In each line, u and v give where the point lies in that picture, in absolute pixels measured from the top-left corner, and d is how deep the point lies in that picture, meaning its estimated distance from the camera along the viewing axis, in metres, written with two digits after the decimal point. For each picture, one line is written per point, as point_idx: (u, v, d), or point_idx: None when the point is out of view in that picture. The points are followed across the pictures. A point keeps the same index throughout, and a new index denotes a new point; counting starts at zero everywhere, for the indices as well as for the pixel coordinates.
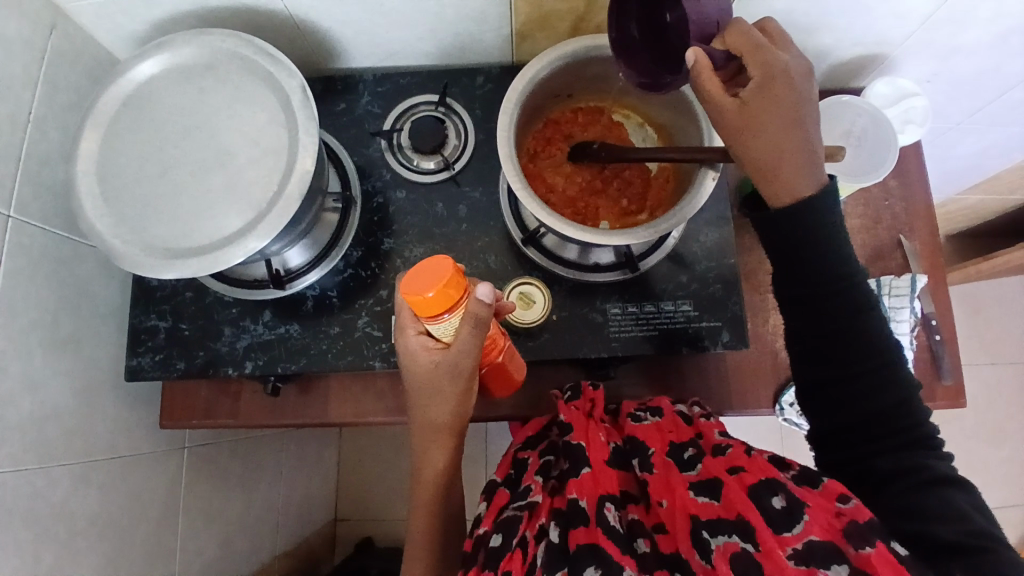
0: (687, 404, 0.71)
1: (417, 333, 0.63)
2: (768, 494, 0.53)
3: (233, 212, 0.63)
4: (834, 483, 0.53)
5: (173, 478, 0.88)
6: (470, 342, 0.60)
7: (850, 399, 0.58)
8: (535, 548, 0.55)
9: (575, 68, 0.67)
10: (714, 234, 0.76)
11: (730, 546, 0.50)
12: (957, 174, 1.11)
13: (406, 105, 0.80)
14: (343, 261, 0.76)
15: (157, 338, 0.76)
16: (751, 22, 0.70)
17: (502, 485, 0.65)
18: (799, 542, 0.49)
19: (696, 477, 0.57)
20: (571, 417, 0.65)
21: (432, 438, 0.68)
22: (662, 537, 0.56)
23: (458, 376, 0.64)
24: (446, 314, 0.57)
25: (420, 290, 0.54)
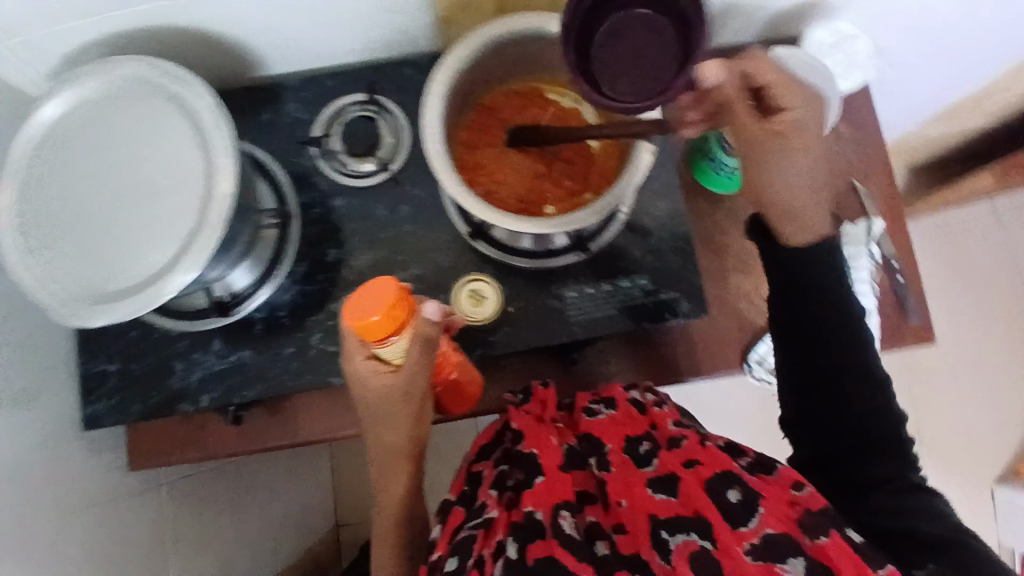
0: (640, 389, 0.71)
1: (364, 358, 0.60)
2: (726, 487, 0.54)
3: (160, 246, 0.60)
4: (789, 470, 0.55)
5: (156, 515, 0.87)
6: (418, 359, 0.60)
7: (838, 405, 0.58)
8: (492, 569, 0.53)
9: (499, 50, 0.64)
10: (664, 204, 0.75)
11: (689, 544, 0.52)
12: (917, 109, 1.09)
13: (333, 107, 0.76)
14: (289, 279, 0.74)
15: (109, 382, 0.74)
16: None
17: (457, 503, 0.62)
18: (756, 537, 0.51)
19: (654, 473, 0.58)
20: (521, 425, 0.64)
21: (392, 455, 0.68)
22: (623, 539, 0.55)
23: (410, 394, 0.64)
24: (393, 337, 0.56)
25: (364, 316, 0.53)
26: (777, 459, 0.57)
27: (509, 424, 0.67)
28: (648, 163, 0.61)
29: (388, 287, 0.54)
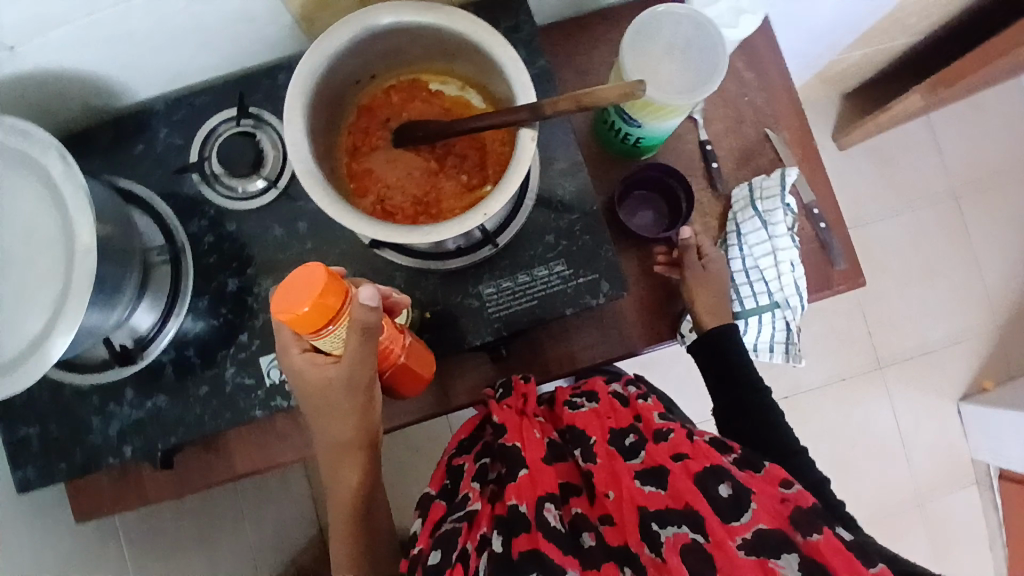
0: (624, 386, 0.80)
1: (300, 352, 0.57)
2: (714, 482, 0.63)
3: (27, 312, 0.56)
4: (775, 469, 0.66)
5: (115, 563, 0.86)
6: (362, 350, 0.54)
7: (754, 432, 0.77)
8: (480, 558, 0.61)
9: (360, 48, 0.60)
10: (571, 184, 0.72)
11: (680, 537, 0.60)
12: (832, 35, 1.06)
13: (208, 128, 0.72)
14: (192, 315, 0.71)
15: (27, 447, 0.71)
16: None
17: (435, 498, 0.71)
18: (746, 532, 0.59)
19: (641, 465, 0.66)
20: (504, 418, 0.69)
21: (339, 455, 0.66)
22: (609, 529, 0.64)
23: (354, 391, 0.59)
24: (326, 327, 0.50)
25: (287, 307, 0.47)
26: (764, 460, 0.67)
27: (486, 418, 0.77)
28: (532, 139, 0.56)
29: (316, 273, 0.48)
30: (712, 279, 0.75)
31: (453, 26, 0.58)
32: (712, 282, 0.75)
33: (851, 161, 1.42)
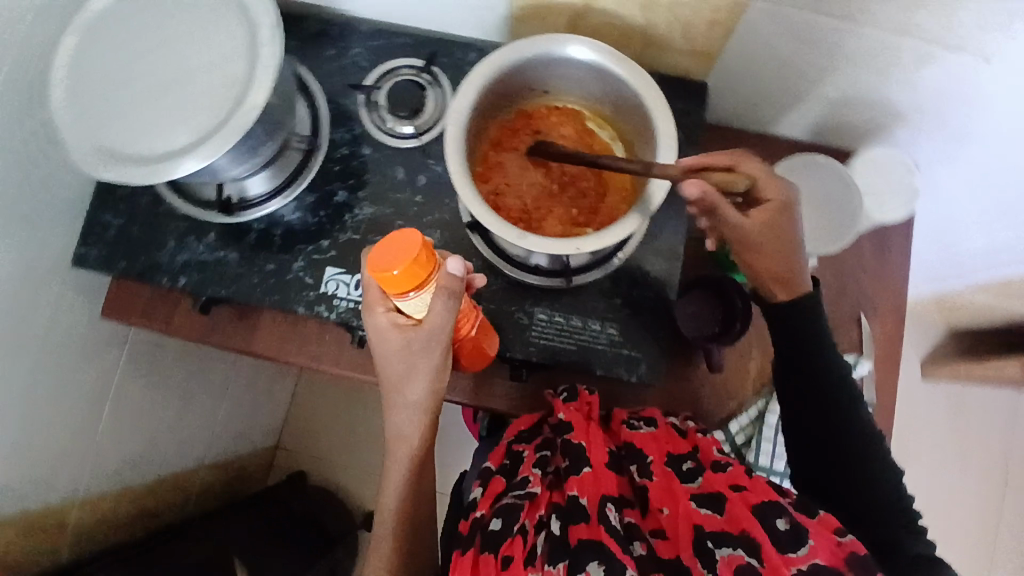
0: (681, 419, 0.72)
1: (384, 312, 0.60)
2: (772, 516, 0.53)
3: (179, 130, 0.64)
4: (830, 514, 0.55)
5: (109, 368, 0.93)
6: (445, 316, 0.58)
7: (839, 473, 0.64)
8: (536, 537, 0.56)
9: (549, 65, 0.66)
10: (661, 266, 0.75)
11: (733, 560, 0.52)
12: (963, 269, 1.05)
13: (390, 66, 0.80)
14: (296, 203, 0.78)
15: (107, 233, 0.79)
16: (758, 41, 0.69)
17: (497, 474, 0.67)
18: (804, 564, 0.50)
19: (698, 488, 0.58)
20: (570, 419, 0.67)
21: (409, 412, 0.66)
22: (660, 543, 0.56)
23: (434, 354, 0.61)
24: (416, 288, 0.54)
25: (386, 266, 0.52)
26: (816, 505, 0.56)
27: (549, 416, 0.72)
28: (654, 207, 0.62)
29: (410, 240, 0.52)
30: (761, 236, 0.61)
31: (636, 88, 0.63)
32: (755, 254, 0.63)
33: (922, 394, 1.39)
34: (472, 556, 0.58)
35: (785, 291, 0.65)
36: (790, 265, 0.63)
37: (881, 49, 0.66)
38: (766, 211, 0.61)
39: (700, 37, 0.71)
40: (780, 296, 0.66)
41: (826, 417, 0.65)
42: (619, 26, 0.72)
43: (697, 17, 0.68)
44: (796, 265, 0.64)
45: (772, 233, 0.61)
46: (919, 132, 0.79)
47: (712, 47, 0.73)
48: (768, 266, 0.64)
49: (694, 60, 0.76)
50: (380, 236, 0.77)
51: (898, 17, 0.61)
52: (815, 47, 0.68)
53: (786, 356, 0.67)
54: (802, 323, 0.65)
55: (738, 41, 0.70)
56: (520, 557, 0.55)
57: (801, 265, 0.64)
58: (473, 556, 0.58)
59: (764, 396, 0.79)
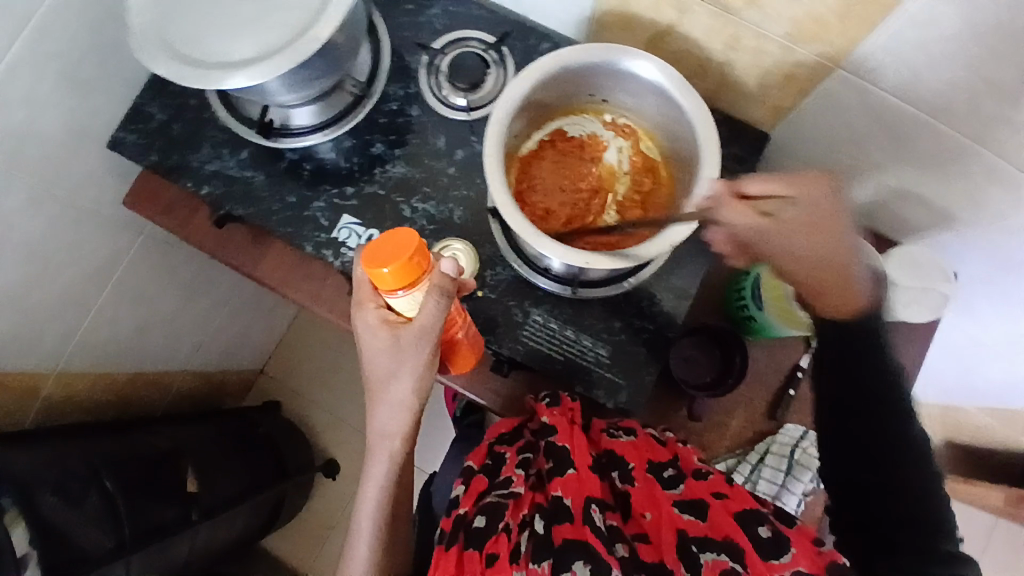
0: (658, 429, 0.73)
1: (375, 308, 0.60)
2: (753, 523, 0.56)
3: (236, 41, 0.63)
4: (808, 528, 0.57)
5: (118, 252, 0.94)
6: (435, 316, 0.58)
7: (877, 493, 0.57)
8: (520, 535, 0.58)
9: (613, 76, 0.65)
10: (669, 304, 0.74)
11: (717, 564, 0.53)
12: (975, 389, 1.02)
13: (460, 36, 0.79)
14: (334, 144, 0.78)
15: (150, 123, 0.80)
16: (832, 108, 0.67)
17: (479, 472, 0.68)
18: (787, 570, 0.53)
19: (680, 495, 0.60)
20: (554, 421, 0.67)
21: (394, 409, 0.64)
22: (644, 547, 0.58)
23: (423, 354, 0.61)
24: (409, 287, 0.55)
25: (379, 263, 0.53)
26: (794, 517, 0.59)
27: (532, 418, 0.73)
28: (676, 241, 0.60)
29: (404, 237, 0.53)
30: (794, 245, 0.55)
31: (692, 122, 0.62)
32: (798, 266, 0.56)
33: None
34: (457, 552, 0.58)
35: (838, 308, 0.57)
36: (841, 282, 0.56)
37: (952, 150, 0.64)
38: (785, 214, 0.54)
39: (773, 89, 0.69)
40: (836, 313, 0.57)
41: (868, 403, 0.57)
42: (696, 56, 0.71)
43: (775, 67, 0.66)
44: (849, 288, 0.56)
45: (810, 245, 0.55)
46: (966, 243, 0.76)
47: (782, 102, 0.71)
48: (814, 277, 0.56)
49: (761, 110, 0.74)
50: (404, 197, 0.77)
51: (979, 122, 0.59)
52: (886, 130, 0.66)
53: (835, 394, 0.59)
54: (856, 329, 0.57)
55: (809, 103, 0.68)
56: (505, 553, 0.56)
57: (858, 276, 0.56)
58: (459, 552, 0.58)
59: (736, 454, 0.79)
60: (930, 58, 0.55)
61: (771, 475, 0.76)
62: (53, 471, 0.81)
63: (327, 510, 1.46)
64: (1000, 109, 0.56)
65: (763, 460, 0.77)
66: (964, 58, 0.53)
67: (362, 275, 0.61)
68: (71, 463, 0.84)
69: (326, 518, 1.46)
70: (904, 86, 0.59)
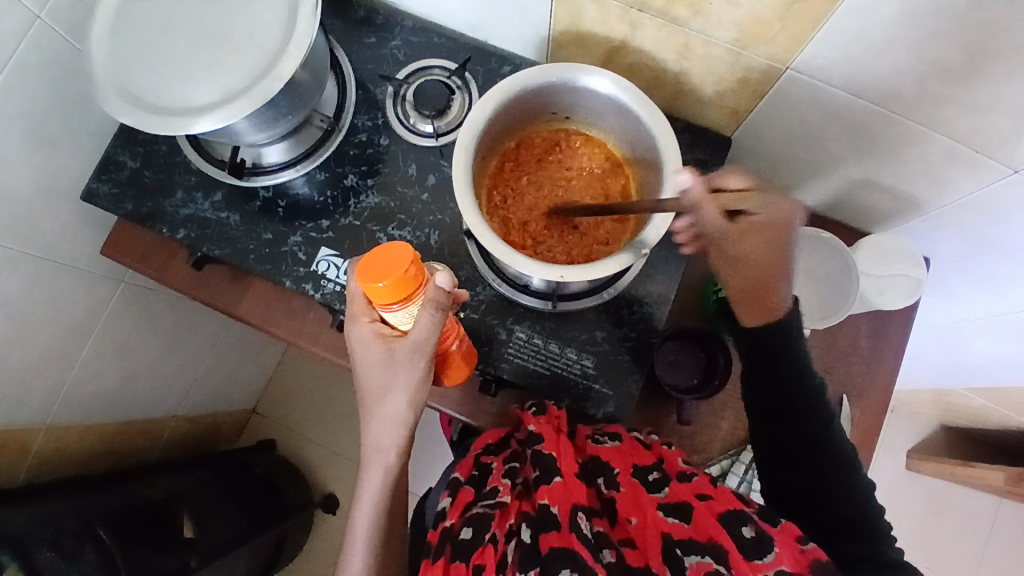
0: (643, 432, 0.74)
1: (370, 321, 0.61)
2: (737, 524, 0.57)
3: (202, 87, 0.64)
4: (792, 525, 0.59)
5: (99, 302, 0.94)
6: (429, 331, 0.59)
7: (810, 497, 0.63)
8: (506, 545, 0.57)
9: (575, 94, 0.67)
10: (650, 310, 0.75)
11: (702, 566, 0.54)
12: (963, 368, 1.04)
13: (423, 64, 0.81)
14: (306, 178, 0.79)
15: (121, 173, 0.80)
16: (787, 107, 0.69)
17: (465, 485, 0.68)
18: (770, 570, 0.54)
19: (665, 498, 0.61)
20: (540, 429, 0.67)
21: (386, 424, 0.64)
22: (630, 552, 0.57)
23: (417, 368, 0.61)
24: (403, 300, 0.55)
25: (374, 278, 0.52)
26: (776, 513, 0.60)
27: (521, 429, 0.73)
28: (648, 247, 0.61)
29: (400, 249, 0.53)
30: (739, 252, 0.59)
31: (654, 133, 0.63)
32: (736, 268, 0.61)
33: (902, 486, 1.37)
34: (444, 563, 0.59)
35: (759, 315, 0.63)
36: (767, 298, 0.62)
37: (909, 140, 0.66)
38: (753, 225, 0.58)
39: (730, 95, 0.71)
40: (754, 322, 0.63)
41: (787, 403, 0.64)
42: (653, 67, 0.72)
43: (729, 74, 0.68)
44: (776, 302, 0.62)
45: (760, 258, 0.59)
46: (934, 227, 0.78)
47: (739, 107, 0.72)
48: (745, 285, 0.62)
49: (721, 116, 0.76)
50: (379, 226, 0.77)
51: (930, 111, 0.61)
52: (842, 125, 0.68)
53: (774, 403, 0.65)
54: (776, 343, 0.62)
55: (765, 106, 0.70)
56: (492, 565, 0.56)
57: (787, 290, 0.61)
58: (445, 565, 0.59)
59: (729, 455, 0.79)
60: (876, 52, 0.56)
61: None
62: (47, 529, 0.79)
63: (332, 545, 1.44)
64: (948, 95, 0.58)
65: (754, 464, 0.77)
66: (908, 52, 0.55)
67: (356, 290, 0.62)
68: (65, 519, 0.82)
69: (331, 555, 1.43)
70: (854, 82, 0.61)
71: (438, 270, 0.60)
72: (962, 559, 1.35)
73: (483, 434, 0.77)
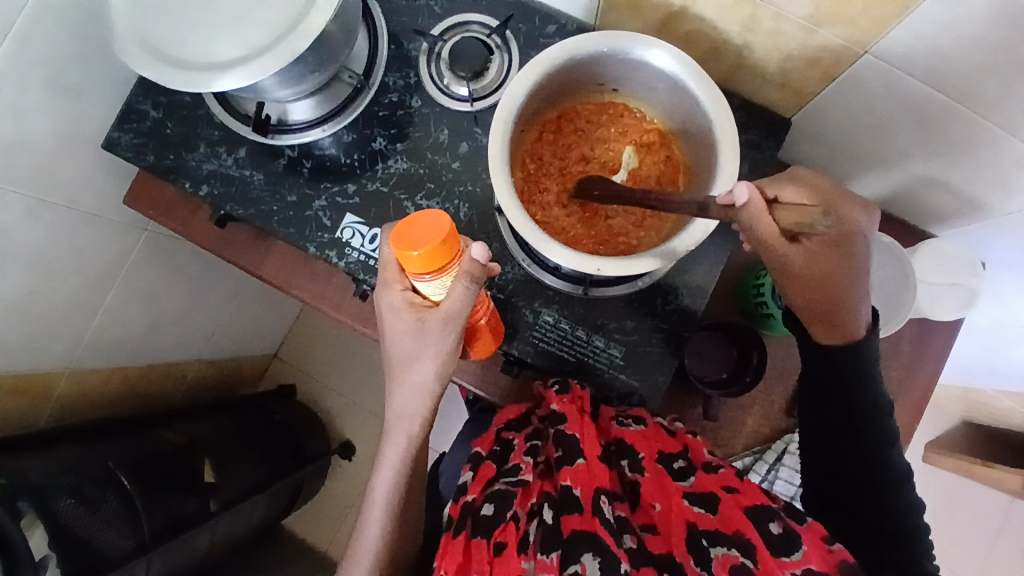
0: (668, 418, 0.72)
1: (402, 289, 0.59)
2: (764, 519, 0.55)
3: (226, 41, 0.60)
4: (818, 524, 0.57)
5: (122, 251, 0.93)
6: (462, 302, 0.57)
7: (852, 494, 0.62)
8: (528, 524, 0.57)
9: (627, 66, 0.61)
10: (684, 301, 0.72)
11: (728, 559, 0.53)
12: (997, 375, 0.99)
13: (461, 19, 0.75)
14: (333, 138, 0.75)
15: (144, 122, 0.77)
16: (858, 94, 0.62)
17: (486, 459, 0.67)
18: (798, 568, 0.53)
19: (690, 488, 0.60)
20: (564, 409, 0.66)
21: (412, 391, 0.63)
22: (652, 538, 0.57)
23: (449, 339, 0.59)
24: (436, 271, 0.53)
25: (408, 246, 0.51)
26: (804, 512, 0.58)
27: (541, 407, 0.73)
28: (704, 234, 0.57)
29: (439, 219, 0.51)
30: (810, 268, 0.55)
31: (711, 117, 0.58)
32: (803, 287, 0.56)
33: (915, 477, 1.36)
34: (464, 539, 0.57)
35: (832, 334, 0.60)
36: (838, 312, 0.58)
37: (988, 141, 0.59)
38: (815, 244, 0.54)
39: (795, 74, 0.65)
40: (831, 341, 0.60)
41: (841, 402, 0.62)
42: (713, 38, 0.66)
43: (798, 52, 0.61)
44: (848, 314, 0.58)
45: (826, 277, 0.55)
46: (995, 232, 0.72)
47: (805, 87, 0.66)
48: (811, 303, 0.58)
49: (782, 95, 0.69)
50: (407, 194, 0.74)
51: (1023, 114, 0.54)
52: (914, 117, 0.62)
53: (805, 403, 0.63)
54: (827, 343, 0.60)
55: (833, 89, 0.64)
56: (514, 544, 0.56)
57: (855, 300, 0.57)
58: (465, 541, 0.57)
59: (753, 452, 0.78)
60: (969, 46, 0.50)
61: (788, 475, 0.76)
62: (69, 476, 0.81)
63: (345, 491, 1.48)
64: None
65: (781, 461, 0.76)
66: (1007, 48, 0.49)
67: (388, 256, 0.59)
68: (86, 466, 0.84)
69: (344, 499, 1.48)
70: (938, 75, 0.55)
71: (470, 242, 0.58)
72: (966, 551, 1.35)
73: (502, 410, 0.76)
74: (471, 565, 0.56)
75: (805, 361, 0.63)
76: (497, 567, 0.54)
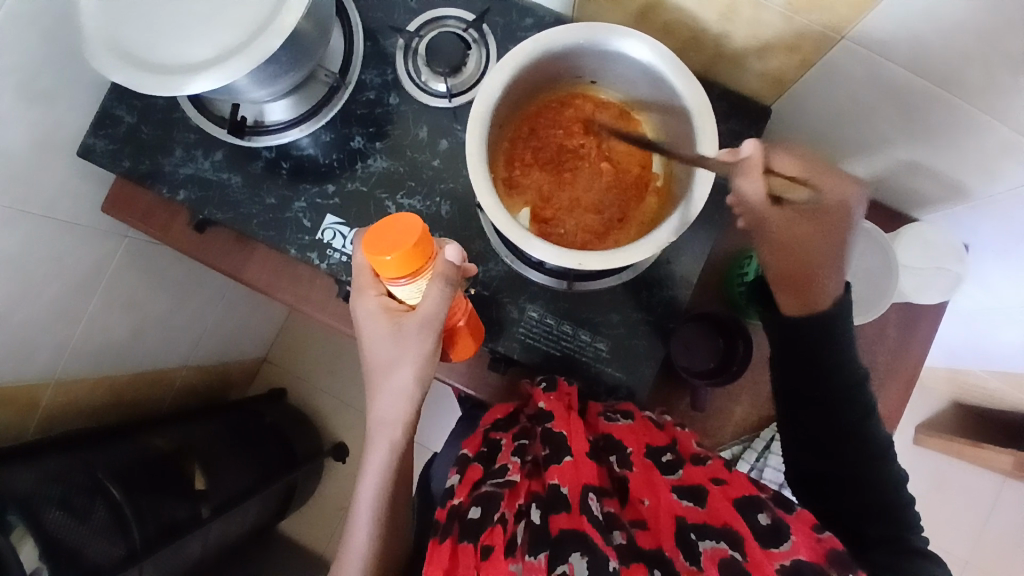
0: (656, 411, 0.72)
1: (376, 295, 0.58)
2: (753, 510, 0.55)
3: (199, 42, 0.59)
4: (807, 512, 0.57)
5: (102, 258, 0.92)
6: (439, 306, 0.56)
7: (834, 481, 0.61)
8: (516, 525, 0.56)
9: (604, 56, 0.61)
10: (669, 292, 0.71)
11: (717, 552, 0.52)
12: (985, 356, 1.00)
13: (437, 14, 0.74)
14: (311, 138, 0.74)
15: (118, 127, 0.75)
16: (837, 80, 0.62)
17: (474, 461, 0.66)
18: (787, 559, 0.51)
19: (678, 481, 0.59)
20: (550, 406, 0.65)
21: (392, 397, 0.61)
22: (642, 534, 0.57)
23: (428, 344, 0.58)
24: (411, 274, 0.53)
25: (380, 249, 0.51)
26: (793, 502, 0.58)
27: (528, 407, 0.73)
28: (696, 212, 0.56)
29: (410, 221, 0.52)
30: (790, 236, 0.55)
31: (690, 106, 0.57)
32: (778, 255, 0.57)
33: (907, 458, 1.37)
34: (451, 544, 0.57)
35: (798, 306, 0.60)
36: (808, 281, 0.57)
37: (966, 125, 0.59)
38: (796, 211, 0.55)
39: (774, 62, 0.64)
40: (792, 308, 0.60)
41: (821, 390, 0.60)
42: (691, 28, 0.65)
43: (777, 40, 0.60)
44: (819, 289, 0.58)
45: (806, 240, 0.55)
46: (977, 215, 0.72)
47: (785, 74, 0.66)
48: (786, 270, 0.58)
49: (763, 83, 0.69)
50: (388, 193, 0.73)
51: (1000, 97, 0.54)
52: (893, 102, 0.62)
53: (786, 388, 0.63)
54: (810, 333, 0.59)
55: (813, 76, 0.64)
56: (501, 546, 0.55)
57: (834, 282, 0.57)
58: (452, 545, 0.57)
59: (742, 441, 0.79)
60: (945, 31, 0.50)
61: (777, 463, 0.77)
62: (56, 487, 0.80)
63: (339, 492, 1.47)
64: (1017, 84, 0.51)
65: (769, 448, 0.77)
66: (980, 32, 0.49)
67: (363, 263, 0.59)
68: (74, 476, 0.83)
69: (339, 500, 1.47)
70: (916, 60, 0.55)
71: (443, 245, 0.58)
72: (960, 529, 1.36)
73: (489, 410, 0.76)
74: (459, 568, 0.55)
75: (782, 352, 0.62)
76: (483, 570, 0.53)
